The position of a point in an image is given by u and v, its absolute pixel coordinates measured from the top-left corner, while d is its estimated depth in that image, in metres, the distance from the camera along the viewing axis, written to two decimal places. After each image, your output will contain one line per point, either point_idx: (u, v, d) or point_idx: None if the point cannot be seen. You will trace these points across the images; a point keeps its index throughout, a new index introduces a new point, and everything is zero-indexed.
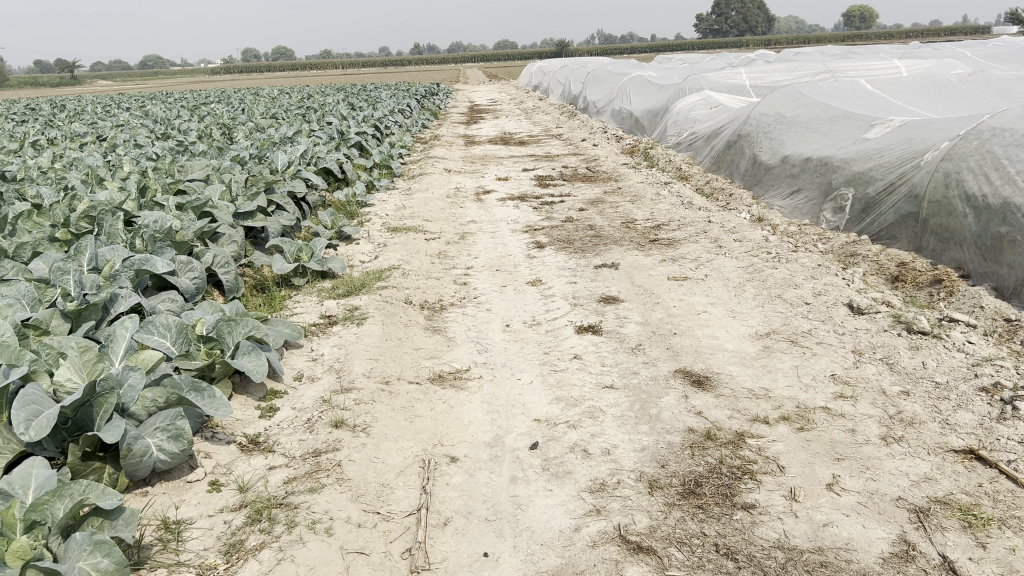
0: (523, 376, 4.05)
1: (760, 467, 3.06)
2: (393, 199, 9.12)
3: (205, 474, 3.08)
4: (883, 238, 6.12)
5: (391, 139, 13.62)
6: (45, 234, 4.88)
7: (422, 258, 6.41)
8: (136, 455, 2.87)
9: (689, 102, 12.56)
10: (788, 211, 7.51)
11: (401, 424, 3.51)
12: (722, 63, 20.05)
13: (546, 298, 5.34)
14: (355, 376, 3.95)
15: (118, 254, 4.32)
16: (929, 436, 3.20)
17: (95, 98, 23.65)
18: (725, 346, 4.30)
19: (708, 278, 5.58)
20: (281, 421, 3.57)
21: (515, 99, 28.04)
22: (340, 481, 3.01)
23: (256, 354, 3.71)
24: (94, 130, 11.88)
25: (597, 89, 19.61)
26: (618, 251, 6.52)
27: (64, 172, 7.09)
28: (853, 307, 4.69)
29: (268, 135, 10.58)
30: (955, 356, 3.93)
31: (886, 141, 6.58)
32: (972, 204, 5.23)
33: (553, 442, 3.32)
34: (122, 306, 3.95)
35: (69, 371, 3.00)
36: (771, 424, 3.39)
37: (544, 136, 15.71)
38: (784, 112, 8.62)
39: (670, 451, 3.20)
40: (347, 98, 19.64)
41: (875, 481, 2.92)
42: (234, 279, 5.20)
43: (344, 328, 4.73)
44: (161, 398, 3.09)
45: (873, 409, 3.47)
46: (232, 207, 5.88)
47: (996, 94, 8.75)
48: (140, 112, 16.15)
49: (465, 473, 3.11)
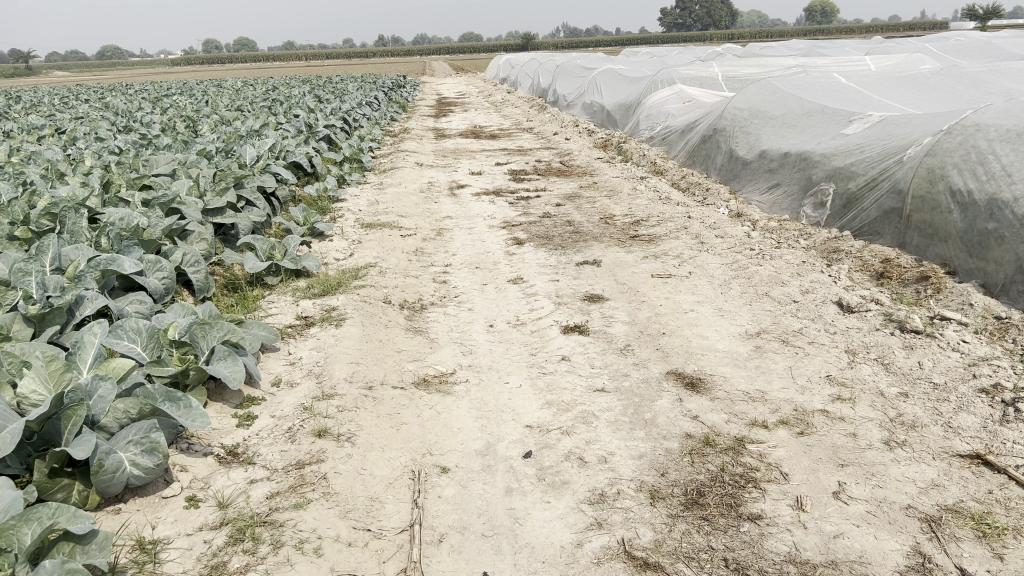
0: (511, 379, 3.92)
1: (763, 474, 2.96)
2: (365, 194, 8.91)
3: (181, 489, 2.91)
4: (866, 234, 6.06)
5: (360, 131, 13.41)
6: (4, 232, 4.65)
7: (398, 255, 6.24)
8: (108, 471, 2.70)
9: (661, 95, 12.49)
10: (766, 206, 7.46)
11: (388, 433, 3.36)
12: (689, 56, 20.09)
13: (529, 297, 5.22)
14: (337, 382, 3.78)
15: (82, 253, 4.11)
16: (933, 440, 3.13)
17: (50, 89, 22.96)
18: (716, 346, 4.20)
19: (693, 275, 5.49)
20: (261, 430, 3.40)
21: (484, 92, 27.86)
22: (326, 495, 2.85)
23: (232, 360, 3.55)
24: (51, 124, 11.39)
25: (568, 82, 19.51)
26: (599, 248, 6.40)
27: (22, 167, 6.80)
28: (843, 305, 4.63)
29: (235, 127, 10.32)
30: (951, 355, 3.87)
31: (867, 137, 6.54)
32: (958, 200, 5.18)
33: (547, 450, 3.20)
34: (88, 309, 3.81)
35: (35, 383, 2.80)
36: (770, 428, 3.29)
37: (514, 129, 15.57)
38: (760, 106, 8.57)
39: (669, 459, 3.09)
40: (313, 90, 19.30)
41: (883, 489, 2.83)
42: (205, 278, 5.00)
43: (322, 329, 4.55)
44: (134, 409, 2.91)
45: (874, 412, 3.39)
46: (201, 203, 5.67)
47: (969, 86, 8.73)
48: (99, 103, 15.71)
49: (457, 485, 2.97)
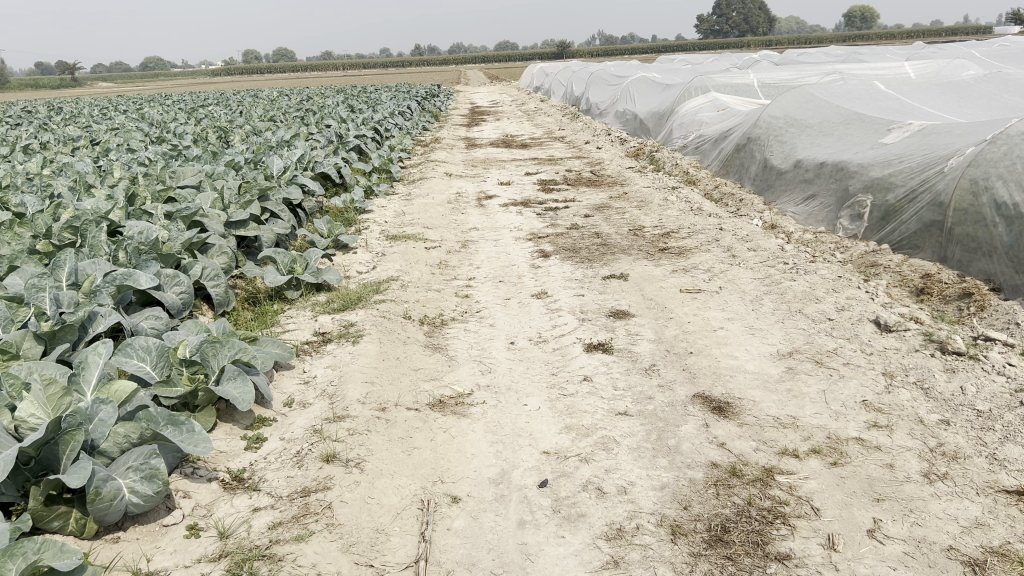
0: (530, 401, 3.77)
1: (792, 509, 2.78)
2: (392, 205, 8.84)
3: (182, 517, 2.80)
4: (905, 248, 5.82)
5: (391, 141, 13.36)
6: (25, 246, 4.60)
7: (421, 268, 6.13)
8: (105, 499, 2.58)
9: (694, 103, 12.29)
10: (802, 218, 7.23)
11: (399, 458, 3.24)
12: (723, 64, 19.85)
13: (553, 312, 5.08)
14: (349, 403, 3.67)
15: (99, 267, 4.05)
16: (976, 474, 2.93)
17: (91, 100, 23.26)
18: (746, 367, 4.01)
19: (724, 290, 5.30)
20: (268, 454, 3.29)
21: (517, 101, 27.78)
22: (330, 527, 2.73)
23: (241, 381, 3.41)
24: (87, 134, 11.50)
25: (601, 90, 19.35)
26: (627, 261, 6.24)
27: (50, 178, 6.80)
28: (880, 323, 4.42)
29: (265, 138, 10.33)
30: (996, 380, 3.64)
31: (907, 146, 6.31)
32: (1003, 213, 4.96)
33: (564, 479, 3.05)
34: (100, 327, 3.71)
35: (33, 406, 2.69)
36: (801, 458, 3.11)
37: (546, 138, 15.42)
38: (795, 115, 8.34)
39: (693, 491, 2.92)
40: (347, 100, 19.34)
41: (922, 527, 2.64)
42: (224, 292, 4.92)
43: (338, 346, 4.44)
44: (134, 434, 2.81)
45: (912, 441, 3.19)
46: (223, 216, 5.60)
47: (1014, 93, 8.57)
48: (137, 114, 15.83)
49: (468, 516, 2.83)
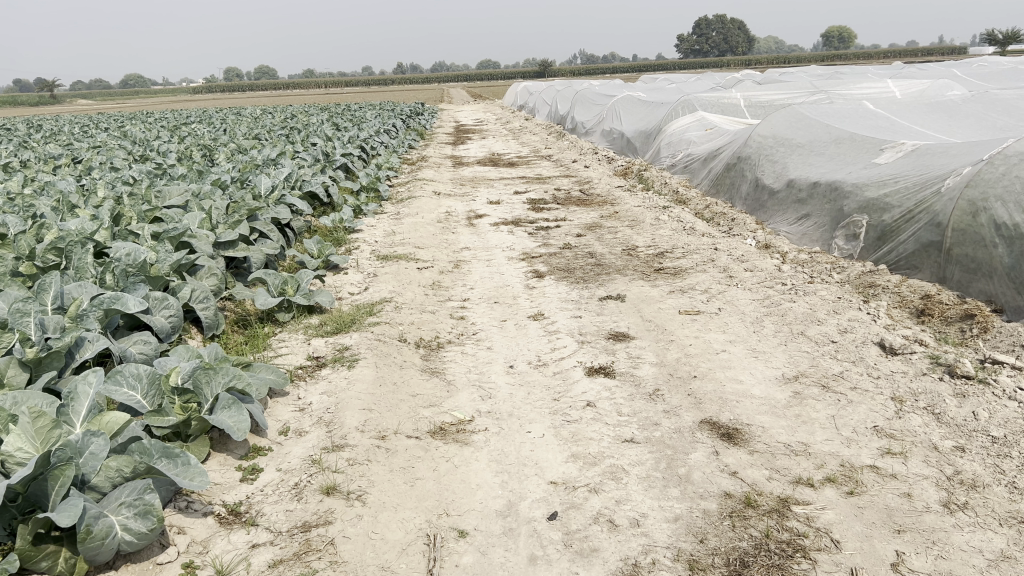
0: (533, 428, 3.67)
1: (812, 542, 2.70)
2: (381, 224, 8.73)
3: (177, 554, 2.67)
4: (902, 268, 5.78)
5: (378, 160, 13.28)
6: (7, 268, 4.44)
7: (415, 289, 6.03)
8: (97, 538, 2.45)
9: (682, 122, 12.30)
10: (796, 237, 7.19)
11: (401, 490, 3.13)
12: (708, 83, 19.94)
13: (551, 335, 4.98)
14: (348, 432, 3.55)
15: (86, 291, 3.94)
16: (997, 503, 2.86)
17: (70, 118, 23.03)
18: (752, 393, 3.93)
19: (723, 312, 5.23)
20: (265, 485, 3.17)
21: (502, 119, 27.80)
22: (333, 565, 2.62)
23: (236, 410, 3.28)
24: (69, 153, 11.34)
25: (586, 109, 19.35)
26: (623, 282, 6.16)
27: (33, 198, 6.64)
28: (885, 345, 4.37)
29: (251, 157, 10.20)
30: (1008, 405, 3.59)
31: (901, 166, 6.30)
32: (1003, 233, 4.95)
33: (574, 512, 2.95)
34: (88, 352, 3.54)
35: (20, 439, 2.56)
36: (816, 487, 3.03)
37: (533, 157, 15.39)
38: (786, 134, 8.34)
39: (707, 523, 2.83)
40: (332, 119, 19.22)
41: (947, 561, 2.56)
42: (213, 315, 4.78)
43: (333, 371, 4.33)
44: (127, 468, 2.67)
45: (928, 469, 3.11)
46: (211, 236, 5.47)
47: (1002, 113, 8.63)
48: (120, 132, 15.64)
49: (477, 551, 2.73)
